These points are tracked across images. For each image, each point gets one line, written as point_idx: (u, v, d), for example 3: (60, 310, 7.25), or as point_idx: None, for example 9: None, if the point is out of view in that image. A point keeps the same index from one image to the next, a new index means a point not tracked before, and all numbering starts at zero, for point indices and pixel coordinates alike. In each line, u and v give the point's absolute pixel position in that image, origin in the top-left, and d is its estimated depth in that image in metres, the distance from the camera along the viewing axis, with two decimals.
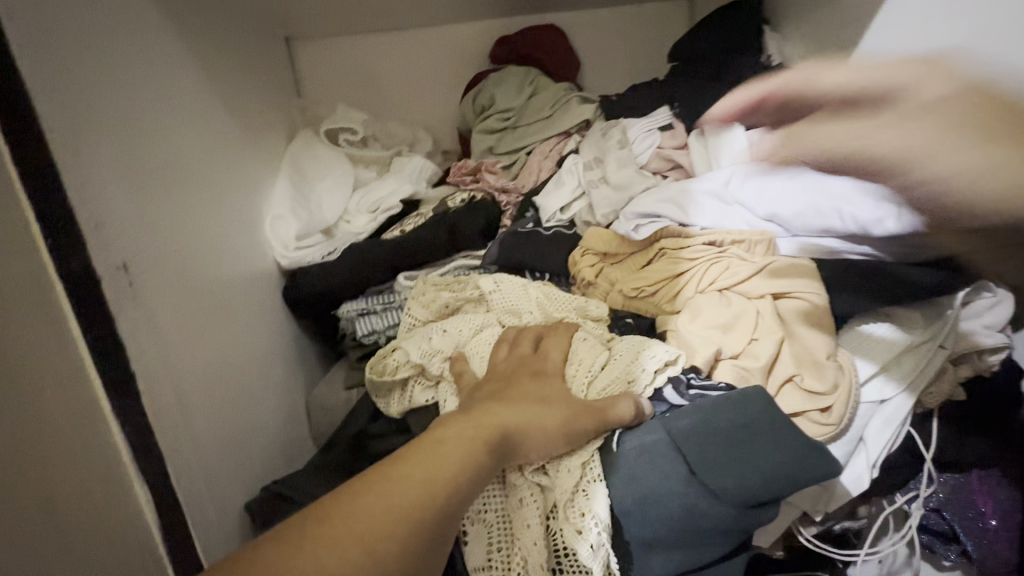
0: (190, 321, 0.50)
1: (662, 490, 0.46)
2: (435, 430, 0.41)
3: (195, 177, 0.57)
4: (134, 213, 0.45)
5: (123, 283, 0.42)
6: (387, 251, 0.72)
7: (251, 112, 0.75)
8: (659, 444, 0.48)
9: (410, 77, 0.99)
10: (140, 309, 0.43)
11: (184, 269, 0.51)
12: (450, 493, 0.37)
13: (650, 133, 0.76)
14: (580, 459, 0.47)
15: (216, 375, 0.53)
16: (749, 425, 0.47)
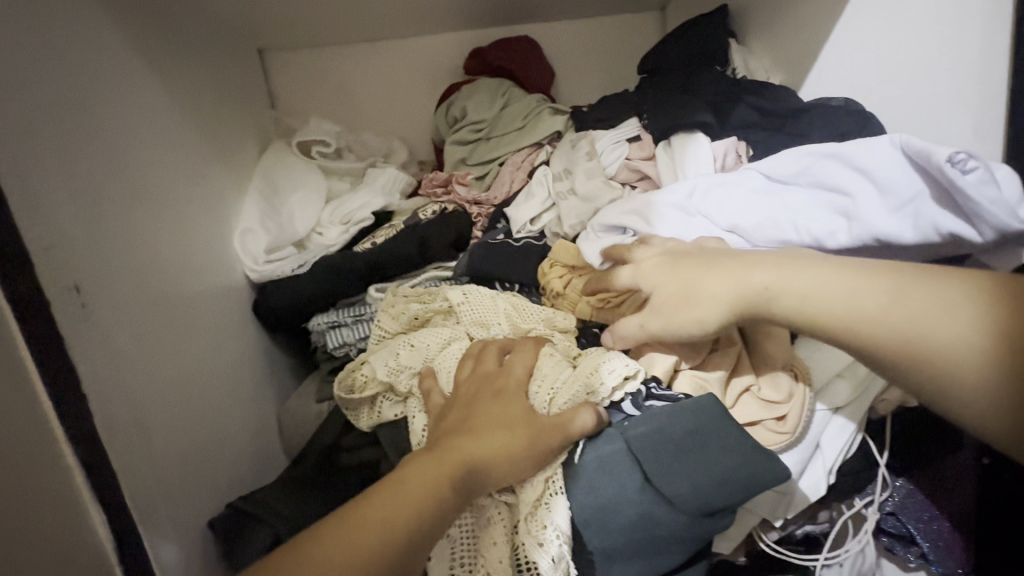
0: (149, 340, 0.50)
1: (621, 501, 0.47)
2: (398, 470, 0.42)
3: (157, 195, 0.57)
4: (88, 233, 0.45)
5: (75, 303, 0.42)
6: (356, 264, 0.72)
7: (220, 127, 0.75)
8: (618, 454, 0.48)
9: (384, 89, 1.00)
10: (94, 329, 0.43)
11: (143, 287, 0.51)
12: (411, 537, 0.38)
13: (617, 144, 0.78)
14: (543, 475, 0.47)
15: (178, 392, 0.53)
16: (705, 433, 0.47)
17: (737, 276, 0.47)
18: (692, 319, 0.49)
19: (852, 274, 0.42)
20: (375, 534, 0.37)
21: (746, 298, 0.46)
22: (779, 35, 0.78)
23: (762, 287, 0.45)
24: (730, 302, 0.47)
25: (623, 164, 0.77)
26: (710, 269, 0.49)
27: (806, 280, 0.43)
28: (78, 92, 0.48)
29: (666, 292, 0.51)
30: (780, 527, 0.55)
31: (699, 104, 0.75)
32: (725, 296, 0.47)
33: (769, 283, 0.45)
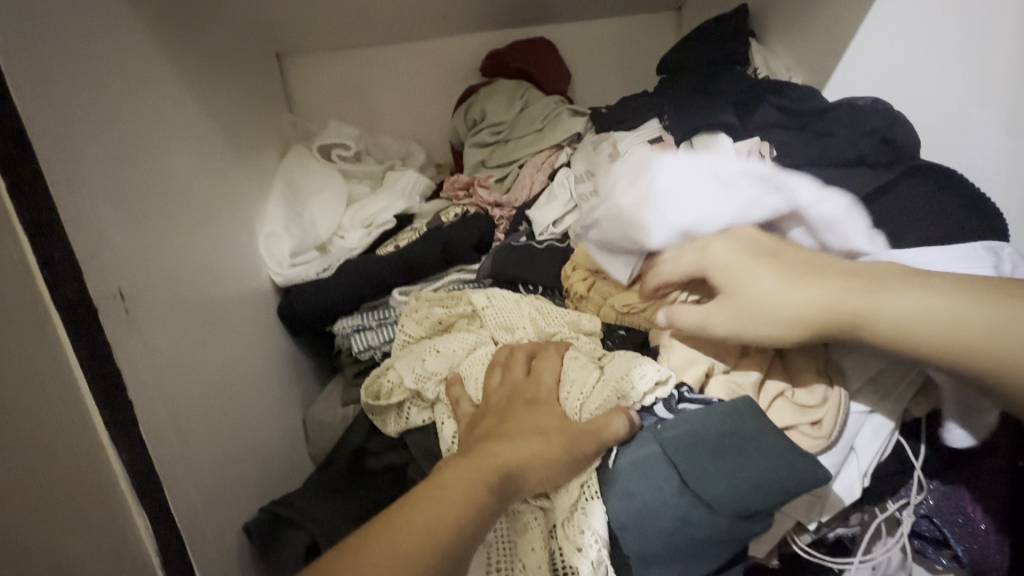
0: (186, 345, 0.51)
1: (656, 503, 0.47)
2: (438, 475, 0.41)
3: (189, 201, 0.57)
4: (128, 240, 0.45)
5: (119, 310, 0.42)
6: (381, 268, 0.72)
7: (243, 131, 0.76)
8: (653, 456, 0.48)
9: (401, 92, 1.00)
10: (136, 335, 0.44)
11: (179, 293, 0.51)
12: (455, 542, 0.37)
13: (640, 145, 0.77)
14: (579, 480, 0.47)
15: (213, 396, 0.53)
16: (741, 435, 0.47)
17: (837, 288, 0.46)
18: (774, 322, 0.48)
19: (948, 295, 0.44)
20: (422, 537, 0.36)
21: (836, 314, 0.46)
22: (802, 35, 0.78)
23: (855, 313, 0.46)
24: (817, 321, 0.47)
25: None
26: (802, 275, 0.48)
27: (902, 299, 0.45)
28: (116, 100, 0.49)
29: (758, 295, 0.48)
30: (813, 530, 0.54)
31: (722, 105, 0.75)
32: (813, 311, 0.47)
33: (865, 309, 0.45)
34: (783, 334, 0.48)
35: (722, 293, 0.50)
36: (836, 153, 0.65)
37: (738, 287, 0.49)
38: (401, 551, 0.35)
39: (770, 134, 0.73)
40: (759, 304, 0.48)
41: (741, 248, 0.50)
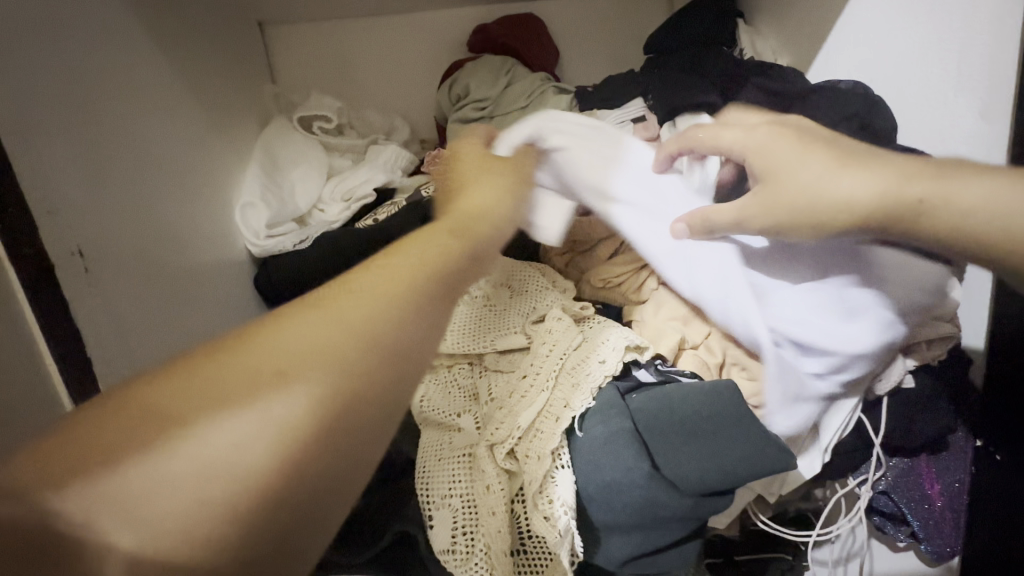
0: (155, 306, 0.51)
1: (623, 477, 0.46)
2: (404, 245, 0.35)
3: (158, 163, 0.57)
4: (92, 198, 0.45)
5: (78, 267, 0.42)
6: (358, 241, 0.72)
7: (220, 98, 0.75)
8: (622, 432, 0.48)
9: (386, 65, 0.99)
10: (97, 295, 0.44)
11: (146, 255, 0.51)
12: (422, 302, 0.32)
13: (623, 124, 0.77)
14: (550, 448, 0.47)
15: (180, 361, 0.53)
16: (715, 415, 0.47)
17: (891, 177, 0.40)
18: (833, 202, 0.41)
19: (1007, 183, 0.38)
20: (382, 298, 0.31)
21: (905, 195, 0.39)
22: (788, 16, 0.77)
23: (917, 200, 0.39)
24: (873, 205, 0.40)
25: None
26: (848, 161, 0.41)
27: (979, 184, 0.38)
28: (82, 57, 0.48)
29: (840, 195, 0.41)
30: (772, 504, 0.56)
31: (704, 85, 0.74)
32: (859, 203, 0.40)
33: (928, 194, 0.39)
34: (828, 223, 0.42)
35: (758, 181, 0.45)
36: None
37: (779, 184, 0.44)
38: (359, 314, 0.30)
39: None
40: (816, 200, 0.42)
41: (857, 144, 0.44)
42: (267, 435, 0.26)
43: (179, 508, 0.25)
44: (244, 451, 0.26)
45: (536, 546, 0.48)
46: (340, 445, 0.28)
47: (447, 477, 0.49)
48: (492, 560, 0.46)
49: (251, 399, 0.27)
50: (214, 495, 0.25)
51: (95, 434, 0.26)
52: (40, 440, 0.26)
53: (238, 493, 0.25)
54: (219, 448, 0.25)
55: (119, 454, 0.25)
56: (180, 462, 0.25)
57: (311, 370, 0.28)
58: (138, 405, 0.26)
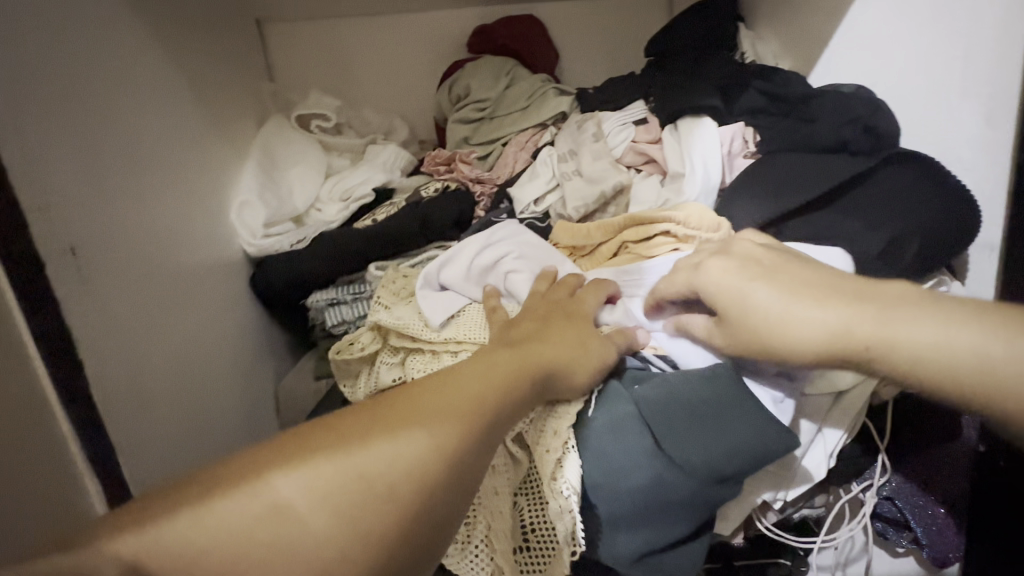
0: (150, 305, 0.49)
1: (629, 461, 0.46)
2: (489, 353, 0.43)
3: (153, 160, 0.55)
4: (85, 195, 0.44)
5: (70, 266, 0.41)
6: (357, 242, 0.71)
7: (218, 96, 0.74)
8: (630, 416, 0.47)
9: (385, 65, 0.98)
10: (89, 294, 0.42)
11: (140, 254, 0.50)
12: (511, 399, 0.39)
13: (624, 126, 0.77)
14: (567, 426, 0.46)
15: (175, 363, 0.52)
16: (725, 400, 0.47)
17: (844, 317, 0.40)
18: (790, 347, 0.42)
19: (976, 326, 0.37)
20: (479, 380, 0.39)
21: (858, 340, 0.40)
22: (789, 19, 0.77)
23: (867, 345, 0.39)
24: (821, 348, 0.41)
25: (629, 146, 0.76)
26: (803, 300, 0.42)
27: (906, 331, 0.38)
28: (75, 51, 0.47)
29: (795, 332, 0.41)
30: (778, 510, 0.55)
31: (706, 87, 0.74)
32: (812, 345, 0.41)
33: (875, 340, 0.39)
34: (778, 360, 0.43)
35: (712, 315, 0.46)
36: (817, 139, 0.64)
37: (729, 316, 0.45)
38: (466, 391, 0.37)
39: (753, 120, 0.73)
40: (764, 335, 0.43)
41: (804, 272, 0.44)
42: (406, 456, 0.33)
43: (343, 504, 0.31)
44: (388, 464, 0.33)
45: (540, 538, 0.48)
46: (460, 481, 0.34)
47: None
48: (492, 545, 0.47)
49: (379, 457, 0.33)
50: (367, 497, 0.31)
51: (284, 448, 0.33)
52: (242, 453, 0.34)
53: (358, 501, 0.31)
54: (371, 462, 0.32)
55: (300, 463, 0.32)
56: (330, 473, 0.32)
57: (435, 422, 0.35)
58: (314, 438, 0.34)
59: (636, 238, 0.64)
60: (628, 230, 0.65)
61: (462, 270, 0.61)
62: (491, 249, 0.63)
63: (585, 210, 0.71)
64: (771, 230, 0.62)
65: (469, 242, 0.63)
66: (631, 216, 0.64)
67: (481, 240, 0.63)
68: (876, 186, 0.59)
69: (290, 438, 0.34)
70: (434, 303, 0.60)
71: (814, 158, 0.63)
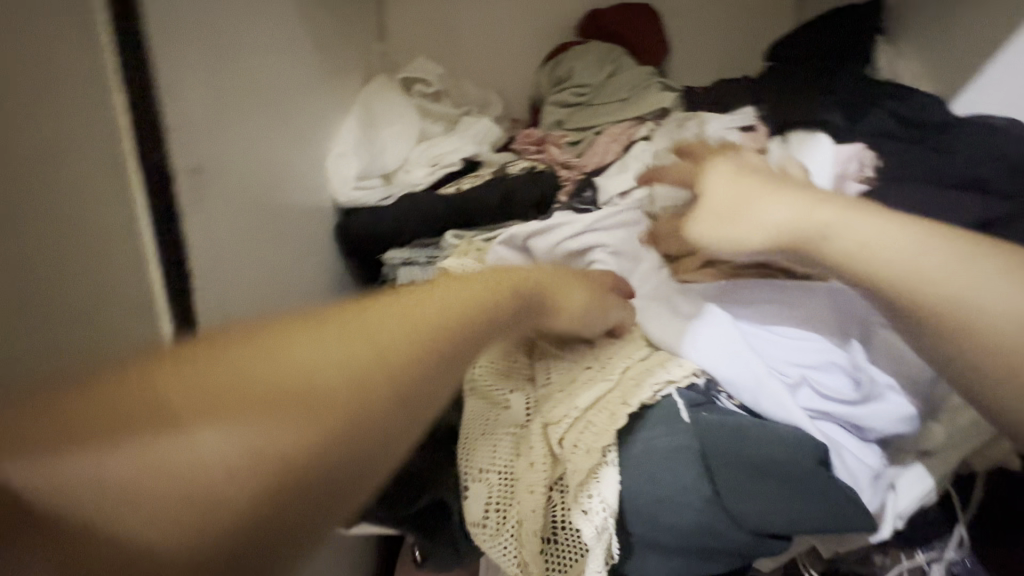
0: (246, 232, 0.53)
1: (677, 491, 0.45)
2: (499, 279, 0.42)
3: (270, 99, 0.59)
4: (211, 121, 0.47)
5: (192, 184, 0.44)
6: (439, 207, 0.72)
7: (334, 48, 0.77)
8: (687, 450, 0.45)
9: (491, 39, 0.98)
10: (203, 212, 0.46)
11: (247, 183, 0.53)
12: (473, 318, 0.35)
13: (728, 130, 0.73)
14: (600, 446, 0.46)
15: (262, 289, 0.56)
16: (794, 465, 0.44)
17: None
18: None
19: None
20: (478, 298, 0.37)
21: None
22: (939, 37, 0.70)
23: None
24: None
25: (730, 152, 0.72)
26: None
27: None
28: None
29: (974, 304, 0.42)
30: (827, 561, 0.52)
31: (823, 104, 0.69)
32: None
33: None
34: None
35: None
36: (952, 173, 0.58)
37: None
38: (424, 306, 0.33)
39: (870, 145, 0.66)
40: None
41: None
42: (344, 357, 0.27)
43: (280, 446, 0.24)
44: (371, 352, 0.28)
45: (567, 539, 0.46)
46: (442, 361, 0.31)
47: (490, 452, 0.50)
48: (521, 535, 0.46)
49: (276, 405, 0.24)
50: (324, 442, 0.25)
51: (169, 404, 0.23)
52: (104, 385, 0.24)
53: (253, 436, 0.23)
54: (267, 372, 0.25)
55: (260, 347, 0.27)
56: (200, 436, 0.23)
57: (431, 333, 0.31)
58: (166, 399, 0.24)
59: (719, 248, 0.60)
60: None
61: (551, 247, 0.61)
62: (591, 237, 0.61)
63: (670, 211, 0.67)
64: None
65: (573, 220, 0.62)
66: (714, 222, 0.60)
67: (584, 223, 0.61)
68: (1007, 236, 0.53)
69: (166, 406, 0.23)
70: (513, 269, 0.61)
71: (937, 192, 0.58)
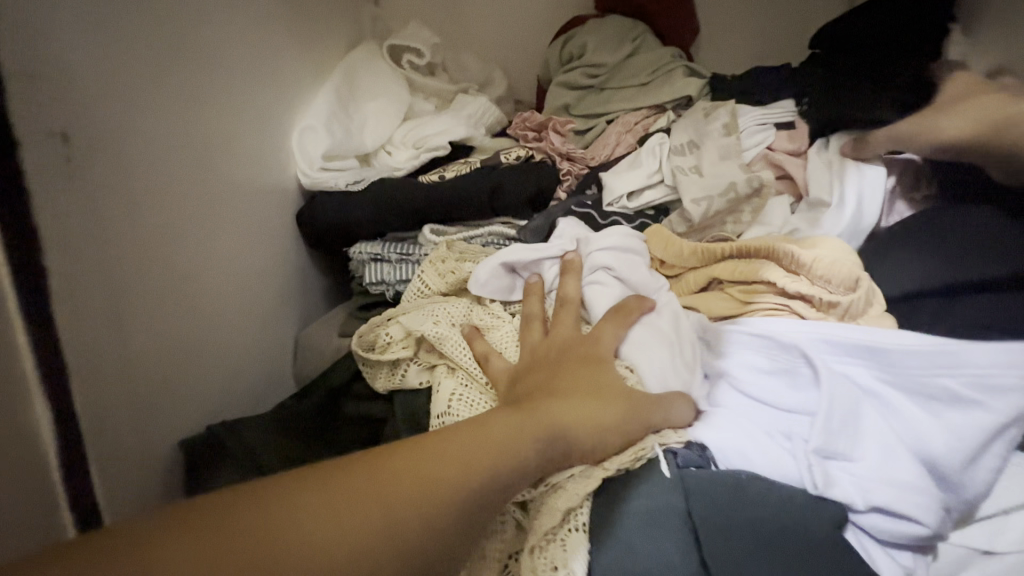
0: (150, 216, 0.43)
1: (655, 566, 0.38)
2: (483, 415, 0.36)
3: (202, 56, 0.49)
4: (95, 77, 0.38)
5: (57, 153, 0.35)
6: (418, 197, 0.62)
7: (306, 6, 0.66)
8: (671, 510, 0.40)
9: (496, 8, 0.87)
10: (76, 189, 0.36)
11: (157, 156, 0.43)
12: (492, 489, 0.32)
13: (763, 127, 0.62)
14: (564, 507, 0.38)
15: (179, 290, 0.46)
16: (788, 536, 0.38)
17: None
18: None
19: None
20: (492, 460, 0.33)
21: None
22: None
23: None
24: None
25: (763, 153, 0.61)
26: None
27: None
28: None
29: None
30: None
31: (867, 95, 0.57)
32: None
33: None
34: None
35: None
36: None
37: None
38: (459, 448, 0.32)
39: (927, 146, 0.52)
40: None
41: None
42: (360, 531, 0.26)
43: None
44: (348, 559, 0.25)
45: None
46: (436, 560, 0.29)
47: None
48: None
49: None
50: None
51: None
52: (142, 550, 0.23)
53: None
54: (296, 547, 0.25)
55: (272, 526, 0.25)
56: None
57: (437, 518, 0.29)
58: (244, 518, 0.25)
59: (732, 275, 0.51)
60: (723, 263, 0.52)
61: (546, 261, 0.54)
62: (594, 252, 0.53)
63: (706, 211, 0.56)
64: (933, 303, 0.45)
65: (573, 238, 0.56)
66: (733, 247, 0.51)
67: (585, 238, 0.54)
68: None
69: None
70: (497, 285, 0.53)
71: None
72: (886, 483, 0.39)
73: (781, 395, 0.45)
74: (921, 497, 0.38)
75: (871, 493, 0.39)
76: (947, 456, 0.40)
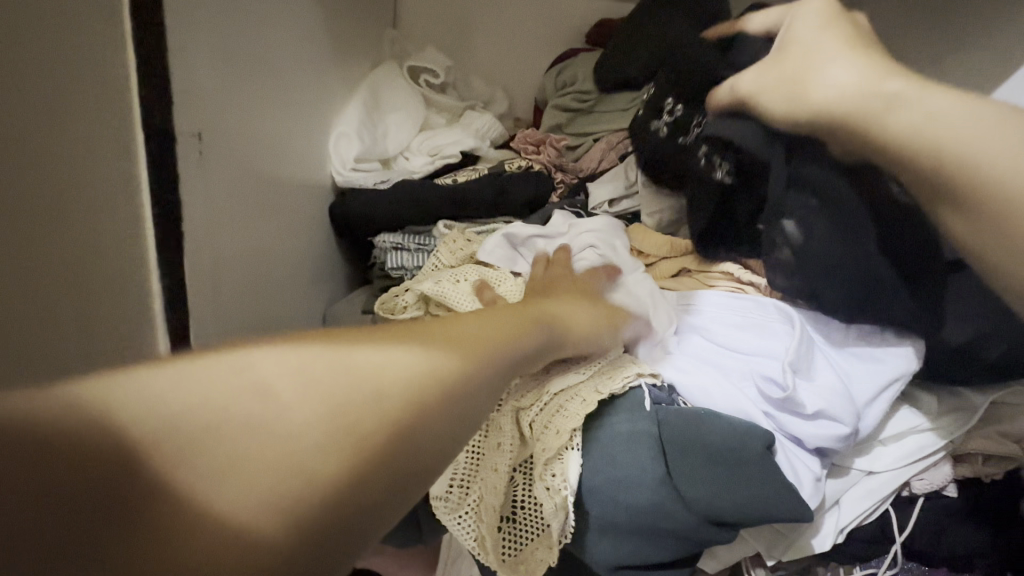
0: (239, 196, 0.53)
1: (633, 478, 0.48)
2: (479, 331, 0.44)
3: (278, 71, 0.59)
4: (216, 88, 0.48)
5: (193, 148, 0.46)
6: (435, 196, 0.74)
7: (345, 30, 0.78)
8: (647, 435, 0.49)
9: (502, 37, 1.00)
10: (200, 175, 0.47)
11: (248, 150, 0.54)
12: (503, 348, 0.38)
13: None
14: (570, 427, 0.48)
15: (251, 261, 0.57)
16: (741, 462, 0.47)
17: None
18: None
19: None
20: (485, 337, 0.37)
21: None
22: None
23: None
24: None
25: None
26: None
27: None
28: None
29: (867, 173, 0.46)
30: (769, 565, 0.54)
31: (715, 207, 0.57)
32: None
33: None
34: None
35: None
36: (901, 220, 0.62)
37: None
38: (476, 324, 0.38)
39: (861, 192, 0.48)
40: None
41: None
42: (393, 355, 0.31)
43: (304, 423, 0.26)
44: (372, 366, 0.30)
45: (526, 514, 0.49)
46: (461, 399, 0.32)
47: None
48: (481, 510, 0.48)
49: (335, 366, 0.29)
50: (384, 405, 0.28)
51: (200, 416, 0.25)
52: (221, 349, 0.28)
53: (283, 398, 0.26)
54: (346, 352, 0.30)
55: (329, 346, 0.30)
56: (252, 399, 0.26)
57: (447, 362, 0.33)
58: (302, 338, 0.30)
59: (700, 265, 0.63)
60: (692, 257, 0.64)
61: (540, 240, 0.66)
62: (574, 231, 0.66)
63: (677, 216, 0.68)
64: None
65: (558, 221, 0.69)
66: None
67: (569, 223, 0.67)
68: None
69: (177, 429, 0.24)
70: (501, 254, 0.65)
71: None
72: (823, 393, 0.50)
73: (744, 340, 0.55)
74: (845, 401, 0.49)
75: (816, 402, 0.49)
76: (862, 390, 0.51)
